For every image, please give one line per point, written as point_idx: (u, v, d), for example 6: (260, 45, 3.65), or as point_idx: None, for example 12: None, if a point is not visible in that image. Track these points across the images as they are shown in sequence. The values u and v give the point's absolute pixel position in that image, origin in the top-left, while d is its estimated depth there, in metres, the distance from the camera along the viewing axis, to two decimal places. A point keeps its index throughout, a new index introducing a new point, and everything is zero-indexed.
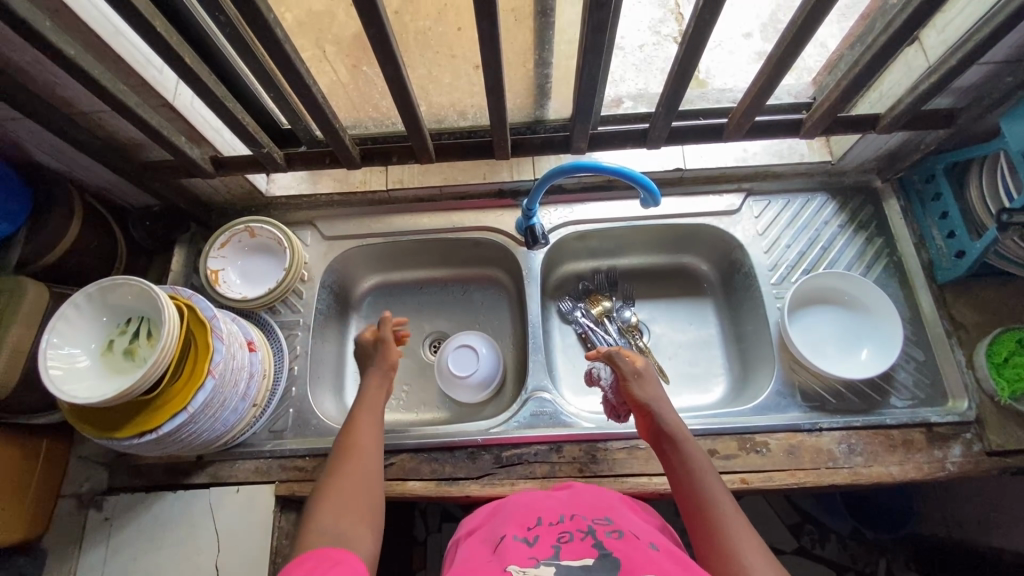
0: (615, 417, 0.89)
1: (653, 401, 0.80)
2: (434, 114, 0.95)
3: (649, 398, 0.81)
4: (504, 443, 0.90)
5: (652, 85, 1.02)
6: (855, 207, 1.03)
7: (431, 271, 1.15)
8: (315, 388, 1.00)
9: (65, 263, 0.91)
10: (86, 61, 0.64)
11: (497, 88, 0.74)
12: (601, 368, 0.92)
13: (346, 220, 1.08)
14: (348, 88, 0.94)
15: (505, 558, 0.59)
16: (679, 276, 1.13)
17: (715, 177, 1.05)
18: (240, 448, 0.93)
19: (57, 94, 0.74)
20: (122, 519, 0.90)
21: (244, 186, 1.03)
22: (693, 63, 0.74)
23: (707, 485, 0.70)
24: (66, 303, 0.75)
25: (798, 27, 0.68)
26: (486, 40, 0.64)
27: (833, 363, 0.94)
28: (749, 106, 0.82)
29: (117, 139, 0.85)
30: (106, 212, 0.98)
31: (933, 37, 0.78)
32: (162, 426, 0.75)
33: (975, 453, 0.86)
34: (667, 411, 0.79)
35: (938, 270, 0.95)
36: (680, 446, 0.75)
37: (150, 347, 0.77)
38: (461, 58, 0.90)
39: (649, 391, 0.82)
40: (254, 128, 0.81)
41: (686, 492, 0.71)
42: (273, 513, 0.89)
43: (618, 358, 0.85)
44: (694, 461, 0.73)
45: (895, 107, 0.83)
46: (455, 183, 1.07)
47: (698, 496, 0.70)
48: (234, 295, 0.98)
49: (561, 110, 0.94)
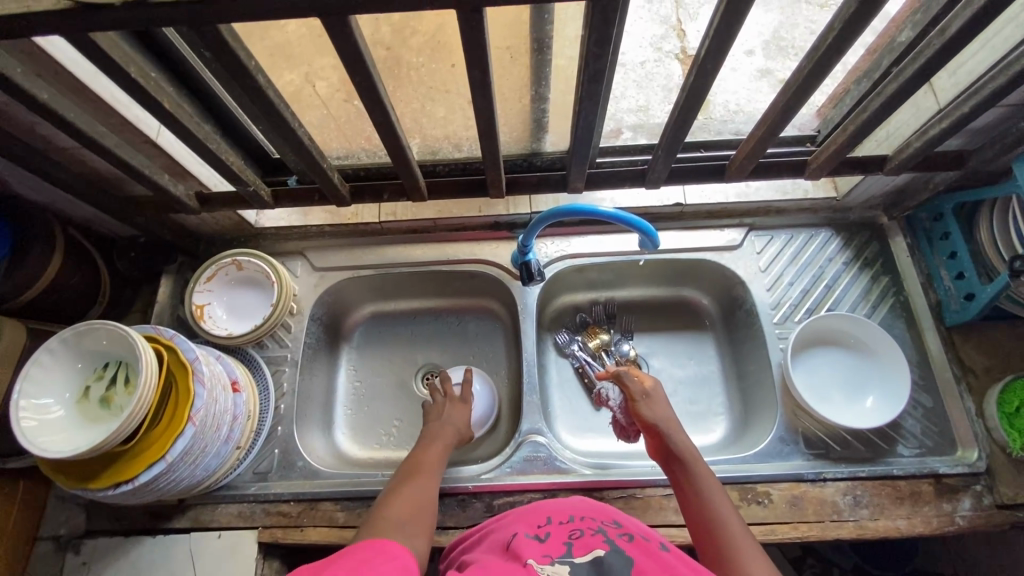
0: (626, 438, 0.90)
1: (665, 425, 0.79)
2: (428, 147, 0.90)
3: (657, 418, 0.80)
4: (496, 489, 0.87)
5: (654, 104, 1.00)
6: (860, 244, 1.00)
7: (424, 302, 1.12)
8: (302, 426, 0.97)
9: (44, 300, 0.88)
10: (59, 105, 0.62)
11: (491, 132, 0.71)
12: (610, 389, 0.92)
13: (338, 251, 1.05)
14: (339, 120, 0.92)
15: (518, 555, 0.56)
16: (679, 310, 1.10)
17: (715, 212, 1.02)
18: (223, 491, 0.90)
19: (36, 132, 0.72)
20: (99, 564, 0.87)
21: (232, 219, 1.00)
22: (695, 107, 0.72)
23: (718, 509, 0.68)
24: (40, 350, 0.72)
25: (805, 75, 0.66)
26: (479, 87, 0.62)
27: (837, 410, 0.91)
28: (754, 147, 0.80)
29: (101, 175, 0.82)
30: (89, 245, 0.96)
31: (945, 80, 0.77)
32: (139, 476, 0.72)
33: (985, 506, 0.83)
34: (677, 434, 0.77)
35: (947, 312, 0.93)
36: (688, 467, 0.73)
37: (128, 395, 0.74)
38: (454, 92, 0.91)
39: (660, 413, 0.80)
40: (240, 166, 0.79)
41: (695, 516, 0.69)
42: (256, 561, 0.86)
43: (626, 378, 0.85)
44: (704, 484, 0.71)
45: (904, 150, 0.80)
46: (450, 216, 1.04)
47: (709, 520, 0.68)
48: (219, 332, 0.95)
49: (558, 143, 0.89)
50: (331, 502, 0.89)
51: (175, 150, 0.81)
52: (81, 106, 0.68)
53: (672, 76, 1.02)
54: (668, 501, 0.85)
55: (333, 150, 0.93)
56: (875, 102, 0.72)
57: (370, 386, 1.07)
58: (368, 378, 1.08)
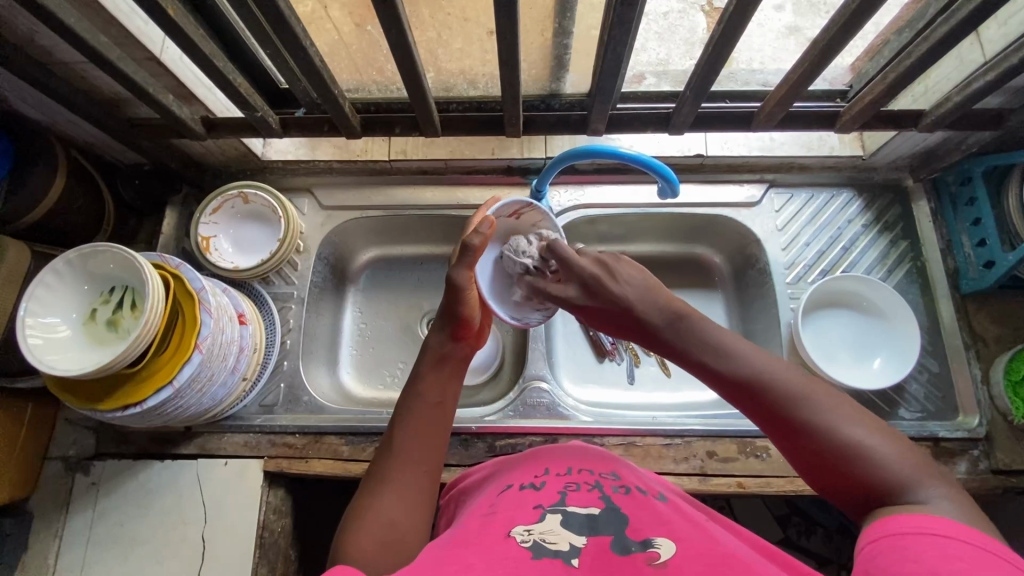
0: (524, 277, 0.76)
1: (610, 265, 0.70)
2: (443, 82, 0.89)
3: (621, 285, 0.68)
4: (499, 432, 0.88)
5: (675, 58, 0.92)
6: (882, 206, 0.98)
7: (431, 247, 1.10)
8: (307, 362, 0.98)
9: (48, 222, 0.87)
10: (57, 7, 0.59)
11: (512, 60, 0.68)
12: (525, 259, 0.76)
13: (346, 189, 1.03)
14: (351, 48, 0.86)
15: (506, 513, 0.52)
16: (690, 267, 1.08)
17: (736, 166, 0.99)
18: (230, 421, 0.91)
19: (34, 41, 0.68)
20: (109, 485, 0.89)
21: (238, 149, 0.97)
22: (730, 46, 0.67)
23: (779, 380, 0.53)
24: (46, 270, 0.72)
25: (852, 11, 0.62)
26: (504, 6, 0.59)
27: (846, 372, 0.91)
28: (785, 94, 0.76)
29: (103, 95, 0.80)
30: (93, 170, 0.94)
31: (993, 30, 0.73)
32: (146, 400, 0.72)
33: (980, 471, 0.84)
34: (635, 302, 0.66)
35: (963, 279, 0.92)
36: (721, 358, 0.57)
37: (134, 319, 0.74)
38: (474, 22, 0.82)
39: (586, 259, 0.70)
40: (249, 90, 0.76)
41: (755, 404, 0.54)
42: (261, 488, 0.88)
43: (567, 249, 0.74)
44: (749, 370, 0.55)
45: (942, 104, 0.77)
46: (461, 157, 1.01)
47: (777, 406, 0.52)
48: (226, 265, 0.94)
49: (579, 84, 0.87)
50: (336, 436, 0.90)
51: (179, 71, 0.78)
52: (81, 14, 0.65)
53: (696, 29, 0.90)
54: (667, 450, 0.86)
55: (345, 80, 0.89)
56: (921, 47, 0.69)
57: (376, 328, 1.07)
58: (374, 321, 1.08)
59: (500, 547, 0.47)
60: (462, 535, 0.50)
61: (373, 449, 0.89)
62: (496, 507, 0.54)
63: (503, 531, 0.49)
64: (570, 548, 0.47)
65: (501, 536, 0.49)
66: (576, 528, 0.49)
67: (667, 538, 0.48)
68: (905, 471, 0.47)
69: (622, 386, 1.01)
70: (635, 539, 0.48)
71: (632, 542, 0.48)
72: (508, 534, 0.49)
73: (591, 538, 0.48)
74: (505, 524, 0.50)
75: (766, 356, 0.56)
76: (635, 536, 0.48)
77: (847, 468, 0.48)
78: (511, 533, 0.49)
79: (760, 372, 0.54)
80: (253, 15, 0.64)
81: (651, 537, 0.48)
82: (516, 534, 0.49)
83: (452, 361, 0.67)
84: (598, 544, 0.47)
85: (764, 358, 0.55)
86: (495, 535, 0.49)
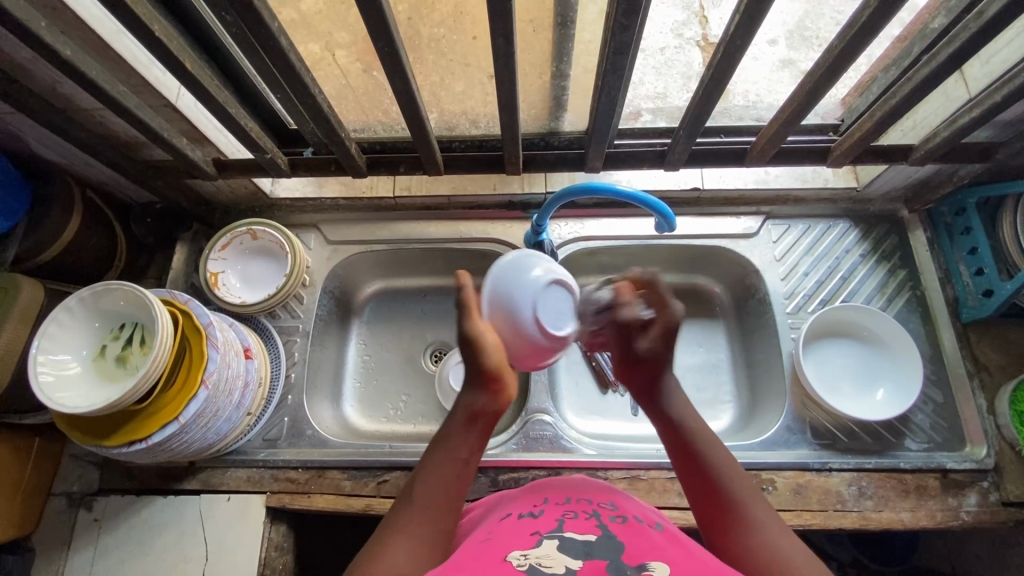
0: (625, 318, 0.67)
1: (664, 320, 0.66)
2: (445, 122, 0.92)
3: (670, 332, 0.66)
4: (502, 466, 0.88)
5: (673, 92, 0.95)
6: (879, 236, 0.99)
7: (434, 279, 1.12)
8: (311, 396, 0.98)
9: (62, 260, 0.89)
10: (81, 61, 0.63)
11: (511, 101, 0.71)
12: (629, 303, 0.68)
13: (352, 225, 1.05)
14: (357, 92, 0.90)
15: (503, 540, 0.52)
16: (691, 298, 1.09)
17: (733, 199, 1.01)
18: (233, 456, 0.91)
19: (57, 91, 0.72)
20: (112, 521, 0.89)
21: (248, 188, 1.00)
22: (721, 86, 0.70)
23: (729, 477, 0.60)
24: (60, 308, 0.74)
25: (835, 55, 0.65)
26: (502, 55, 0.62)
27: (848, 402, 0.91)
28: (776, 131, 0.79)
29: (120, 138, 0.83)
30: (107, 209, 0.97)
31: (977, 69, 0.76)
32: (152, 436, 0.73)
33: (991, 503, 0.83)
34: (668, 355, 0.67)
35: (963, 308, 0.92)
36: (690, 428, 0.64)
37: (143, 355, 0.75)
38: (475, 66, 0.87)
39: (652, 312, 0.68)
40: (260, 133, 0.79)
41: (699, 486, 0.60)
42: (262, 524, 0.87)
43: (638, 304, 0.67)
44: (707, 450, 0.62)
45: (930, 140, 0.79)
46: (464, 193, 1.04)
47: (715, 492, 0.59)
48: (233, 300, 0.96)
49: (577, 123, 0.90)
50: (339, 471, 0.90)
51: (194, 116, 0.82)
52: (103, 65, 0.69)
53: (692, 64, 0.96)
54: (672, 484, 0.86)
55: (352, 121, 0.93)
56: (905, 87, 0.71)
57: (379, 361, 1.08)
58: (377, 353, 1.09)
59: (494, 570, 0.47)
60: (458, 561, 0.50)
61: (375, 484, 0.89)
62: (493, 535, 0.54)
63: (498, 556, 0.49)
64: (566, 570, 0.47)
65: (498, 561, 0.48)
66: (572, 553, 0.49)
67: (662, 562, 0.49)
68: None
69: (624, 418, 1.01)
70: (629, 563, 0.48)
71: (626, 565, 0.48)
72: (505, 558, 0.49)
73: (586, 561, 0.48)
74: (500, 550, 0.50)
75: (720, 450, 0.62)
76: (630, 560, 0.48)
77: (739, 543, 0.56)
78: (507, 557, 0.49)
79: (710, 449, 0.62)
80: (267, 66, 0.67)
81: (645, 561, 0.48)
82: (512, 558, 0.49)
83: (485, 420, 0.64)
84: (594, 567, 0.47)
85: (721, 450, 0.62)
86: (490, 561, 0.49)
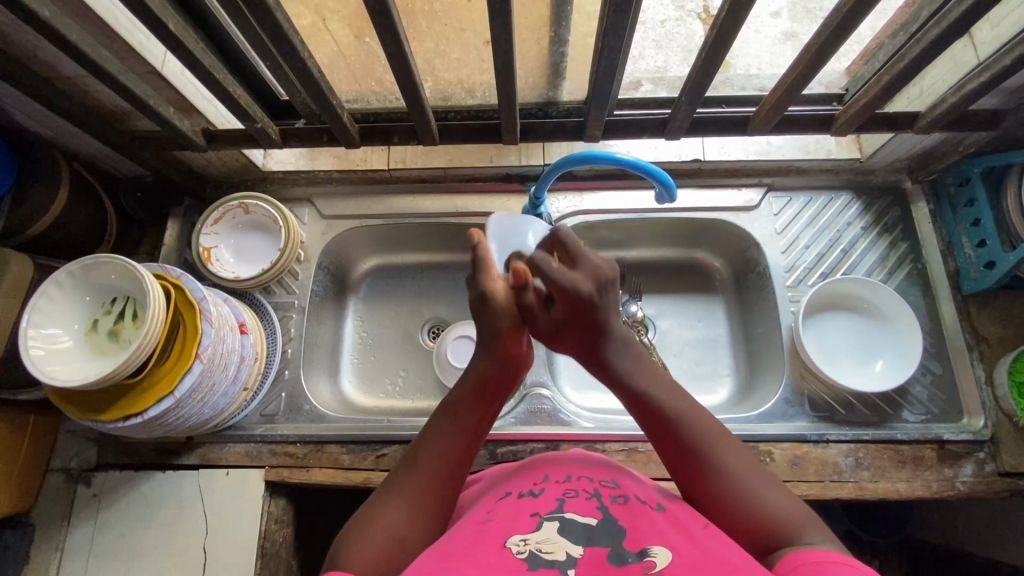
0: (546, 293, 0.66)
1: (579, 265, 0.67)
2: (440, 91, 0.90)
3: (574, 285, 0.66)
4: (500, 439, 0.88)
5: (673, 66, 0.93)
6: (881, 208, 0.98)
7: (431, 255, 1.11)
8: (308, 371, 0.98)
9: (51, 235, 0.88)
10: (60, 23, 0.60)
11: (508, 66, 0.69)
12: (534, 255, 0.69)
13: (346, 199, 1.03)
14: (349, 60, 0.87)
15: (502, 523, 0.52)
16: (690, 272, 1.08)
17: (734, 171, 1.00)
18: (231, 431, 0.91)
19: (37, 56, 0.70)
20: (111, 496, 0.89)
21: (239, 161, 0.98)
22: (723, 51, 0.68)
23: (710, 441, 0.60)
24: (50, 281, 0.73)
25: (843, 15, 0.62)
26: (497, 15, 0.59)
27: (847, 374, 0.91)
28: (780, 97, 0.76)
29: (104, 108, 0.81)
30: (95, 183, 0.95)
31: (986, 32, 0.74)
32: (148, 410, 0.72)
33: (987, 473, 0.83)
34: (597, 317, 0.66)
35: (964, 280, 0.91)
36: (652, 394, 0.63)
37: (135, 330, 0.74)
38: (471, 32, 0.83)
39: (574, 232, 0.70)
40: (249, 102, 0.77)
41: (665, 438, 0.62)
42: (262, 498, 0.87)
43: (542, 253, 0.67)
44: (668, 402, 0.62)
45: (936, 107, 0.78)
46: (461, 165, 1.02)
47: (686, 445, 0.60)
48: (226, 275, 0.94)
49: (576, 91, 0.88)
50: (338, 446, 0.90)
51: (181, 85, 0.80)
52: (83, 28, 0.67)
53: (693, 36, 0.93)
54: None
55: (344, 91, 0.90)
56: (914, 50, 0.69)
57: (376, 337, 1.07)
58: (374, 329, 1.08)
59: (495, 558, 0.47)
60: (457, 543, 0.50)
61: (373, 457, 0.89)
62: (492, 516, 0.54)
63: (498, 542, 0.49)
64: (567, 558, 0.47)
65: (498, 547, 0.48)
66: (573, 538, 0.49)
67: (664, 546, 0.49)
68: (798, 518, 0.54)
69: None
70: (632, 550, 0.48)
71: (628, 553, 0.48)
72: (505, 544, 0.49)
73: (587, 548, 0.48)
74: (500, 533, 0.50)
75: (691, 414, 0.62)
76: (633, 547, 0.49)
77: (737, 509, 0.56)
78: (507, 543, 0.49)
79: (679, 409, 0.62)
80: (253, 30, 0.65)
81: (647, 546, 0.49)
82: (512, 544, 0.49)
83: (495, 392, 0.66)
84: (596, 555, 0.48)
85: (691, 414, 0.62)
86: (490, 547, 0.49)
